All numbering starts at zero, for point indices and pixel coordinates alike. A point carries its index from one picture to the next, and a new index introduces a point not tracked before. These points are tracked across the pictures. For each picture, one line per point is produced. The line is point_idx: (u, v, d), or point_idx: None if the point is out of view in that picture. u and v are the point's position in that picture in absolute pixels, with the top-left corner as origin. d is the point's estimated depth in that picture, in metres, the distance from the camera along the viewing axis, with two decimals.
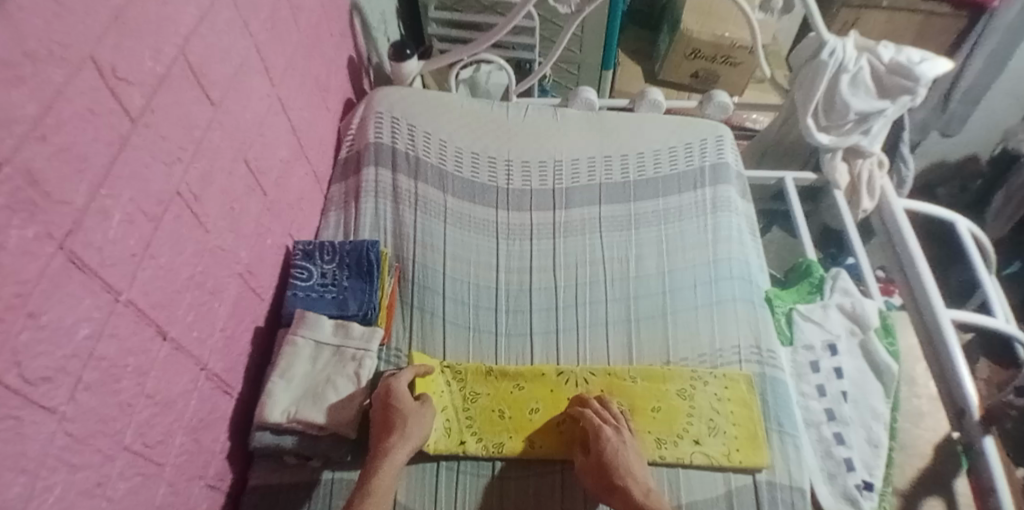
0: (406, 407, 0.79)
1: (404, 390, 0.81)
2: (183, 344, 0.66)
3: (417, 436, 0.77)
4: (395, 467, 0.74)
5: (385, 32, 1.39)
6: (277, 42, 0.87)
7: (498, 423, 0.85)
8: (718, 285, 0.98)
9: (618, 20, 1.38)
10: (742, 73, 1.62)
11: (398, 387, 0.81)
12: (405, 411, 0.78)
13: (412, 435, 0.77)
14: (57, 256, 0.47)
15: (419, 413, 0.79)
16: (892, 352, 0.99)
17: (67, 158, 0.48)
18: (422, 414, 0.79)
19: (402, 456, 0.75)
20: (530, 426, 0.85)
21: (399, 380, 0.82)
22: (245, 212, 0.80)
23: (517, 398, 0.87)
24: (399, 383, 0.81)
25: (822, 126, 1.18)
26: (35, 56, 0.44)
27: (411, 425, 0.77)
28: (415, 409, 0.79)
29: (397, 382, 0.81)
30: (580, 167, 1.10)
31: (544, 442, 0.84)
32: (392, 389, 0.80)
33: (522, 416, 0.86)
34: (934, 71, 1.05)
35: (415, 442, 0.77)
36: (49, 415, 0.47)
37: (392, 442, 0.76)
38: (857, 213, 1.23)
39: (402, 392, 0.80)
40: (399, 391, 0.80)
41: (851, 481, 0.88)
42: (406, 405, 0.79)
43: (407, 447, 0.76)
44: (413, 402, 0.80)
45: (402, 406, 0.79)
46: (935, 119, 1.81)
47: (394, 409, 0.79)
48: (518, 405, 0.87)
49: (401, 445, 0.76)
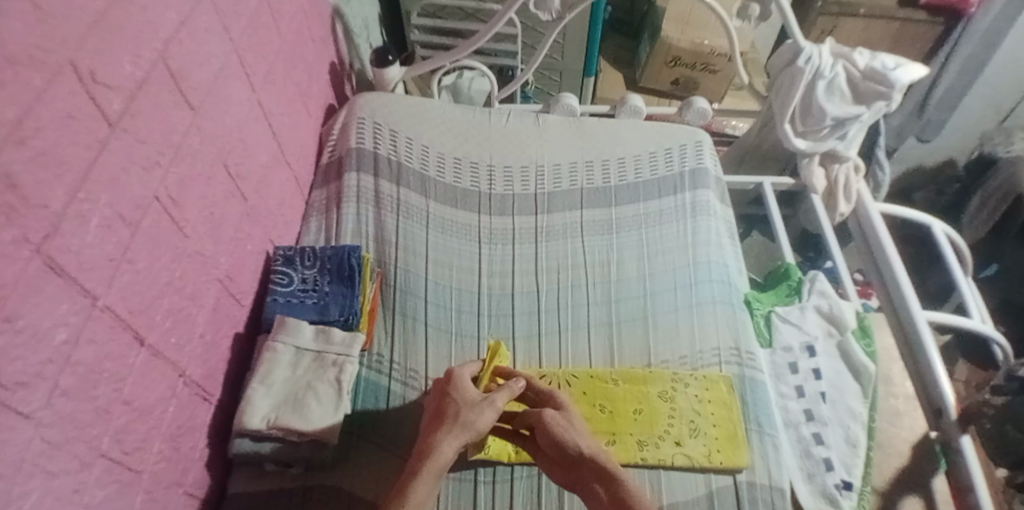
0: (464, 399, 0.76)
1: (465, 382, 0.78)
2: (161, 350, 0.66)
3: (471, 431, 0.73)
4: (442, 462, 0.69)
5: (367, 38, 1.39)
6: (257, 47, 0.87)
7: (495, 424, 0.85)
8: (697, 287, 0.99)
9: (599, 28, 1.39)
10: (720, 81, 1.66)
11: (459, 378, 0.79)
12: (463, 403, 0.76)
13: (467, 430, 0.73)
14: (34, 260, 0.47)
15: (478, 405, 0.75)
16: (870, 353, 1.00)
17: (45, 162, 0.48)
18: (483, 407, 0.75)
19: (449, 450, 0.71)
20: None
21: (463, 371, 0.80)
22: (225, 218, 0.80)
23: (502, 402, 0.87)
24: (461, 375, 0.79)
25: (800, 131, 1.20)
26: (15, 60, 0.43)
27: (467, 418, 0.74)
28: (474, 402, 0.76)
29: (462, 374, 0.79)
30: (562, 173, 1.11)
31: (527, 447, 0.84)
32: (453, 380, 0.78)
33: None
34: (908, 76, 1.08)
35: (468, 438, 0.73)
36: (25, 420, 0.47)
37: (441, 436, 0.72)
38: (835, 217, 1.25)
39: (464, 385, 0.78)
40: (458, 381, 0.78)
41: (829, 480, 0.89)
42: (464, 397, 0.76)
43: (457, 442, 0.72)
44: (475, 394, 0.77)
45: (460, 398, 0.76)
46: (912, 124, 1.86)
47: (454, 399, 0.76)
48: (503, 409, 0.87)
49: (449, 439, 0.71)
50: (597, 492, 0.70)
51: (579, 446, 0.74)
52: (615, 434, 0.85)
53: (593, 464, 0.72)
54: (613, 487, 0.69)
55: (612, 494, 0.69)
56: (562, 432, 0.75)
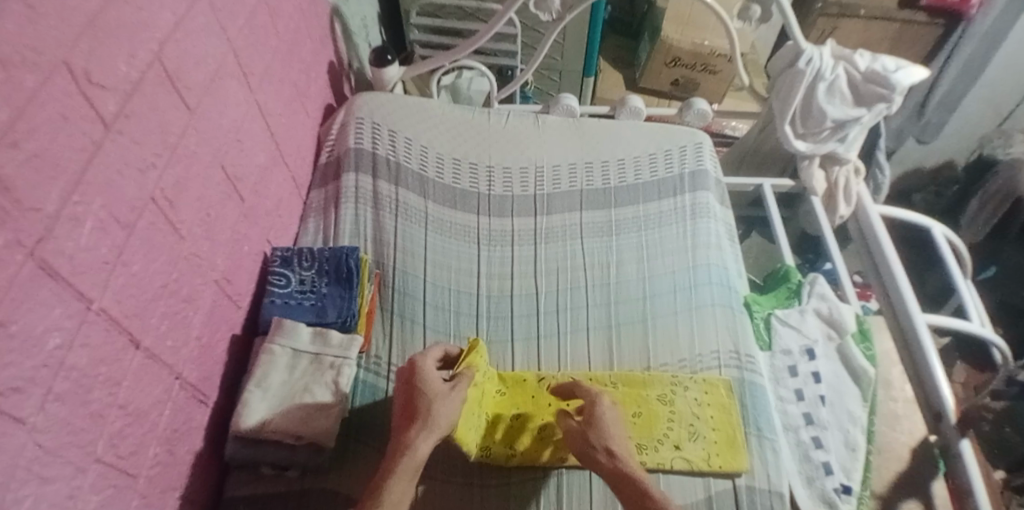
0: (432, 392, 0.74)
1: (430, 372, 0.76)
2: (156, 353, 0.65)
3: (441, 424, 0.72)
4: (418, 461, 0.68)
5: (366, 37, 1.38)
6: (255, 47, 0.86)
7: (494, 424, 0.85)
8: (697, 290, 0.99)
9: (599, 28, 1.38)
10: (720, 82, 1.65)
11: (424, 369, 0.76)
12: (432, 396, 0.74)
13: (439, 425, 0.72)
14: (27, 264, 0.46)
15: (445, 397, 0.74)
16: (869, 356, 1.00)
17: (38, 164, 0.47)
18: (452, 400, 0.74)
19: (424, 447, 0.70)
20: (512, 432, 0.85)
21: (426, 360, 0.77)
22: (222, 219, 0.79)
23: (500, 402, 0.87)
24: (425, 365, 0.77)
25: (799, 133, 1.20)
26: (7, 62, 0.43)
27: (439, 412, 0.72)
28: (442, 394, 0.74)
29: (425, 363, 0.77)
30: (561, 174, 1.10)
31: (526, 449, 0.83)
32: (417, 371, 0.76)
33: (504, 423, 0.86)
34: (908, 79, 1.08)
35: (440, 432, 0.71)
36: (19, 426, 0.46)
37: (415, 433, 0.71)
38: (835, 219, 1.25)
39: (429, 375, 0.76)
40: (424, 372, 0.76)
41: (829, 485, 0.89)
42: (431, 389, 0.74)
43: (430, 438, 0.71)
44: (442, 386, 0.75)
45: (427, 391, 0.74)
46: (911, 126, 1.84)
47: (422, 393, 0.74)
48: (500, 407, 0.87)
49: (424, 436, 0.70)
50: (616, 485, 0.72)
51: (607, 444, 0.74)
52: None
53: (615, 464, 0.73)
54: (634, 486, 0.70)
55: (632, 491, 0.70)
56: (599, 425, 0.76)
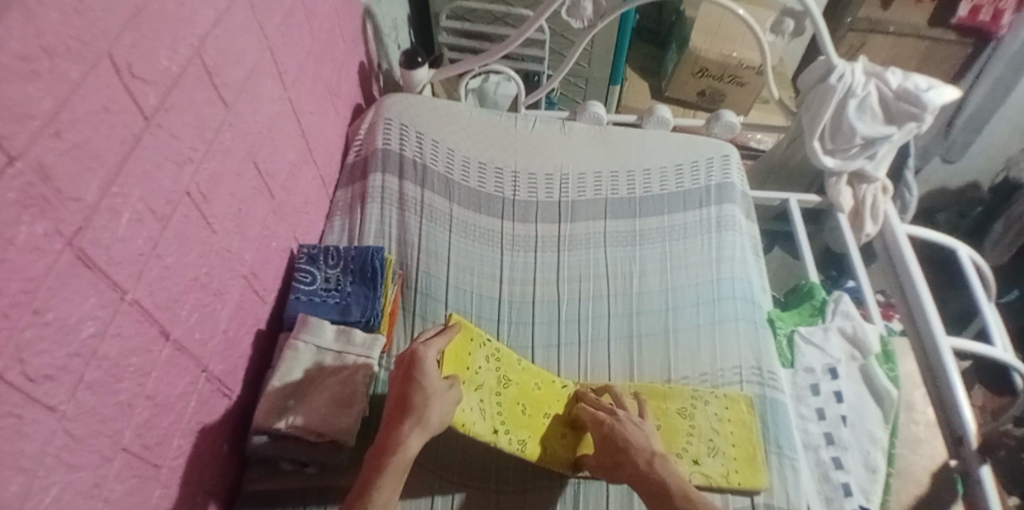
0: (429, 387, 0.72)
1: (430, 364, 0.74)
2: (185, 346, 0.66)
3: (434, 423, 0.71)
4: (408, 459, 0.68)
5: (396, 39, 1.39)
6: (290, 44, 0.87)
7: (528, 417, 0.84)
8: (720, 304, 0.98)
9: (628, 36, 1.38)
10: (747, 94, 1.64)
11: (424, 360, 0.74)
12: (429, 391, 0.72)
13: (431, 425, 0.70)
14: (64, 253, 0.47)
15: (442, 395, 0.73)
16: (892, 378, 0.98)
17: (79, 155, 0.48)
18: (447, 398, 0.73)
19: (415, 445, 0.69)
20: (544, 428, 0.84)
21: (427, 351, 0.75)
22: (252, 215, 0.80)
23: (535, 397, 0.86)
24: (426, 356, 0.74)
25: (828, 148, 1.18)
26: (52, 52, 0.43)
27: (433, 410, 0.71)
28: (438, 391, 0.72)
29: (425, 352, 0.74)
30: (586, 182, 1.10)
31: (550, 446, 0.83)
32: (417, 361, 0.73)
33: (537, 418, 0.84)
34: (941, 99, 1.07)
35: (432, 430, 0.71)
36: (49, 413, 0.47)
37: (407, 429, 0.70)
38: (861, 236, 1.23)
39: (428, 367, 0.73)
40: (424, 364, 0.73)
41: (847, 505, 0.88)
42: (428, 383, 0.72)
43: (421, 436, 0.70)
44: (440, 383, 0.73)
45: (425, 385, 0.72)
46: (937, 145, 1.86)
47: (419, 386, 0.72)
48: (535, 404, 0.85)
49: (416, 434, 0.69)
50: (631, 483, 0.73)
51: (629, 439, 0.76)
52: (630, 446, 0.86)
53: (627, 462, 0.74)
54: (646, 484, 0.71)
55: (646, 491, 0.71)
56: (628, 431, 0.77)
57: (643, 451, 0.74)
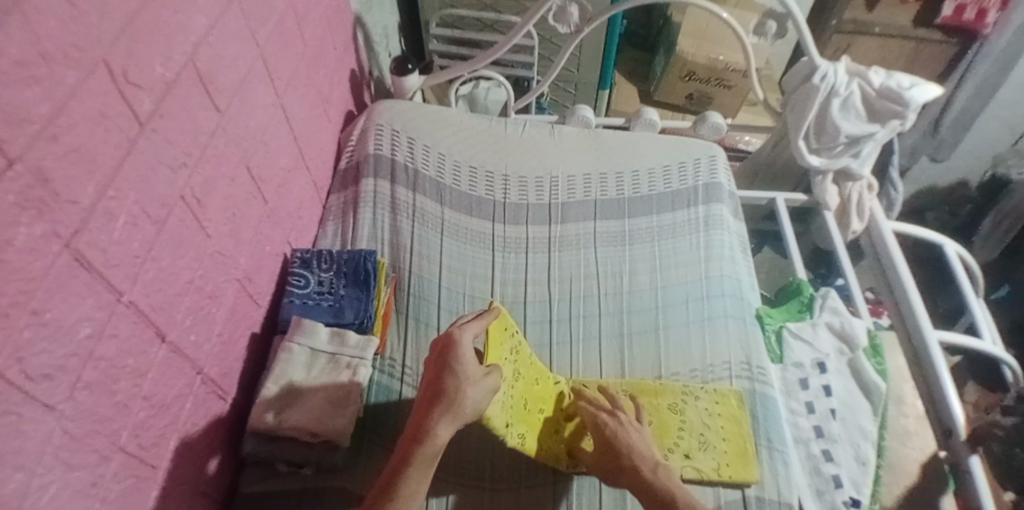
0: (465, 372, 0.69)
1: (467, 350, 0.70)
2: (180, 348, 0.67)
3: (468, 410, 0.68)
4: (436, 450, 0.67)
5: (387, 46, 1.41)
6: (281, 52, 0.88)
7: (526, 413, 0.81)
8: (710, 302, 0.99)
9: (616, 41, 1.40)
10: (735, 96, 1.67)
11: (461, 344, 0.70)
12: (465, 378, 0.68)
13: (464, 413, 0.68)
14: (61, 255, 0.48)
15: (478, 384, 0.69)
16: (880, 371, 1.00)
17: (76, 158, 0.49)
18: (483, 386, 0.69)
19: (444, 435, 0.67)
20: (537, 424, 0.82)
21: (463, 333, 0.71)
22: (245, 219, 0.81)
23: (535, 393, 0.84)
24: (462, 339, 0.71)
25: (813, 148, 1.21)
26: (49, 58, 0.45)
27: (467, 398, 0.68)
28: (474, 378, 0.69)
29: (462, 335, 0.71)
30: (576, 184, 1.12)
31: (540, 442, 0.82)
32: (452, 343, 0.70)
33: (533, 414, 0.82)
34: (923, 96, 1.08)
35: (463, 419, 0.68)
36: (47, 412, 0.48)
37: (437, 418, 0.67)
38: (848, 234, 1.25)
39: (464, 351, 0.70)
40: (460, 349, 0.70)
41: (838, 498, 0.89)
42: (466, 369, 0.69)
43: (451, 424, 0.67)
44: (477, 370, 0.69)
45: (461, 371, 0.69)
46: (925, 145, 1.88)
47: (453, 371, 0.69)
48: (534, 399, 0.84)
49: (446, 423, 0.67)
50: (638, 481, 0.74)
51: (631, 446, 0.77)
52: None
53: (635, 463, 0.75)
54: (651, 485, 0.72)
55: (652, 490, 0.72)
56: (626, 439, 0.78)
57: (646, 457, 0.76)
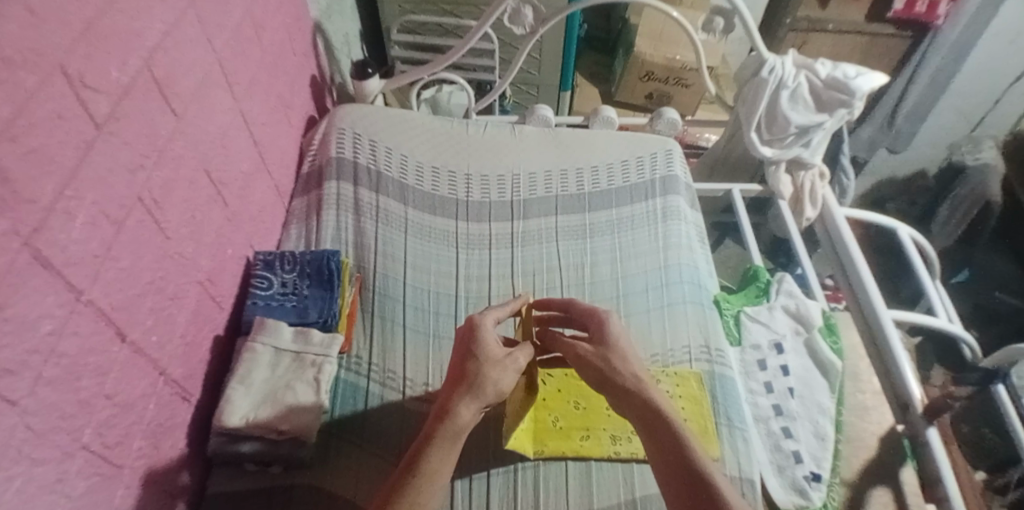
0: (486, 355, 0.73)
1: (489, 334, 0.75)
2: (142, 348, 0.67)
3: (491, 390, 0.70)
4: (459, 428, 0.67)
5: (348, 53, 1.44)
6: (239, 58, 0.90)
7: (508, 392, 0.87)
8: (669, 288, 1.02)
9: (575, 45, 1.44)
10: (692, 95, 1.72)
11: (481, 329, 0.75)
12: (484, 360, 0.72)
13: (487, 394, 0.70)
14: (22, 252, 0.49)
15: (501, 366, 0.72)
16: (835, 349, 1.05)
17: (35, 159, 0.50)
18: (505, 367, 0.72)
19: (467, 414, 0.68)
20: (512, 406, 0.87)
21: (484, 318, 0.77)
22: (206, 221, 0.82)
23: None
24: (483, 324, 0.76)
25: (765, 139, 1.25)
26: (9, 62, 0.46)
27: (489, 379, 0.70)
28: (497, 360, 0.72)
29: (483, 321, 0.76)
30: (537, 180, 1.15)
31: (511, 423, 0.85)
32: (474, 328, 0.75)
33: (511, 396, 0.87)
34: (868, 84, 1.13)
35: (486, 400, 0.69)
36: (10, 407, 0.48)
37: (459, 398, 0.69)
38: (802, 221, 1.30)
39: (486, 335, 0.75)
40: (481, 332, 0.75)
41: (798, 473, 0.92)
42: (487, 351, 0.73)
43: (476, 404, 0.69)
44: (498, 352, 0.73)
45: (480, 354, 0.72)
46: (883, 136, 1.94)
47: (475, 355, 0.73)
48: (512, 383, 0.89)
49: (467, 402, 0.68)
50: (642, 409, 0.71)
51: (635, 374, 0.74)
52: (590, 429, 0.88)
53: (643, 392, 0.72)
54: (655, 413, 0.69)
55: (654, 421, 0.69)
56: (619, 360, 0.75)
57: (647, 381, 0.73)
